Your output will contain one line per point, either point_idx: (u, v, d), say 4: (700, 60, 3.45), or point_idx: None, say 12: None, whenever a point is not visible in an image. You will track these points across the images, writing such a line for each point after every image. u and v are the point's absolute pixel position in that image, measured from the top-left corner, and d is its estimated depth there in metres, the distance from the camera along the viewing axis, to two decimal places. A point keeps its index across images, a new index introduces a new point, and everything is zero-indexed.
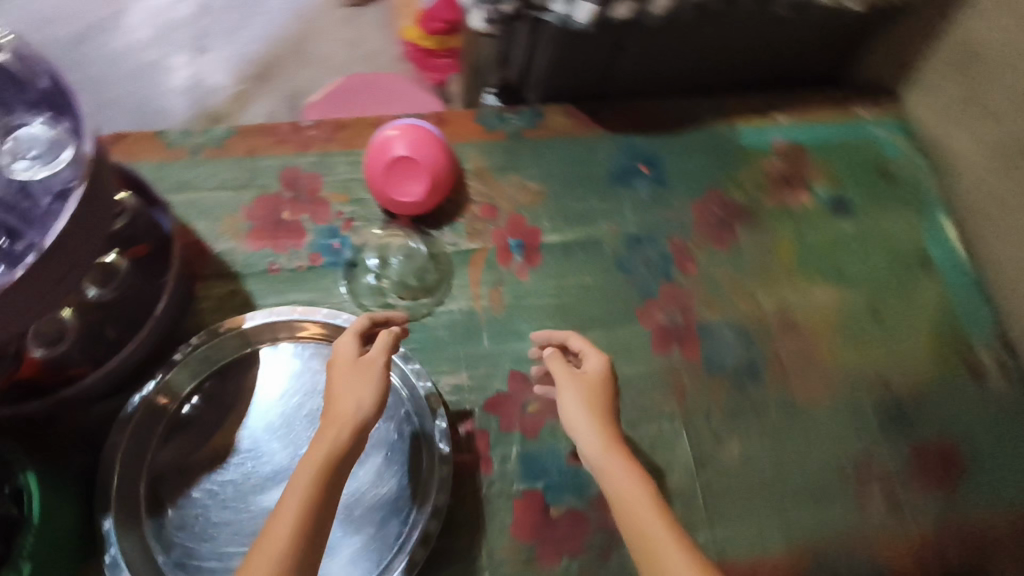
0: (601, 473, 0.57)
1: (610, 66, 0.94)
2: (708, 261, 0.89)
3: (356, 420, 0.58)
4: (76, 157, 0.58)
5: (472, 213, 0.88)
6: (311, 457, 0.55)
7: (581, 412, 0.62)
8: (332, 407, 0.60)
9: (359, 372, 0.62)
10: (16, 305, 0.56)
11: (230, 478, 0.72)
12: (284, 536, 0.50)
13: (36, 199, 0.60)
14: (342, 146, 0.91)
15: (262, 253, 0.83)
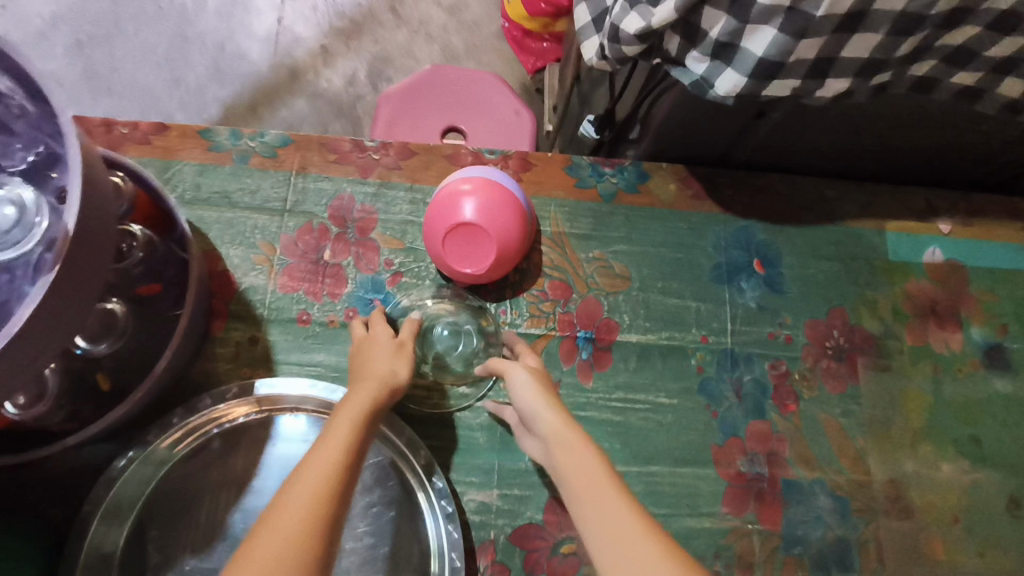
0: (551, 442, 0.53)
1: (744, 133, 0.76)
2: (813, 400, 0.73)
3: (386, 380, 0.57)
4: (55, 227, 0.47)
5: (541, 288, 0.74)
6: (345, 407, 0.53)
7: (527, 384, 0.59)
8: (362, 372, 0.58)
9: (387, 341, 0.62)
10: None
11: (211, 566, 0.62)
12: (333, 456, 0.48)
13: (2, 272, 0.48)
14: (407, 178, 0.77)
15: (293, 296, 0.71)
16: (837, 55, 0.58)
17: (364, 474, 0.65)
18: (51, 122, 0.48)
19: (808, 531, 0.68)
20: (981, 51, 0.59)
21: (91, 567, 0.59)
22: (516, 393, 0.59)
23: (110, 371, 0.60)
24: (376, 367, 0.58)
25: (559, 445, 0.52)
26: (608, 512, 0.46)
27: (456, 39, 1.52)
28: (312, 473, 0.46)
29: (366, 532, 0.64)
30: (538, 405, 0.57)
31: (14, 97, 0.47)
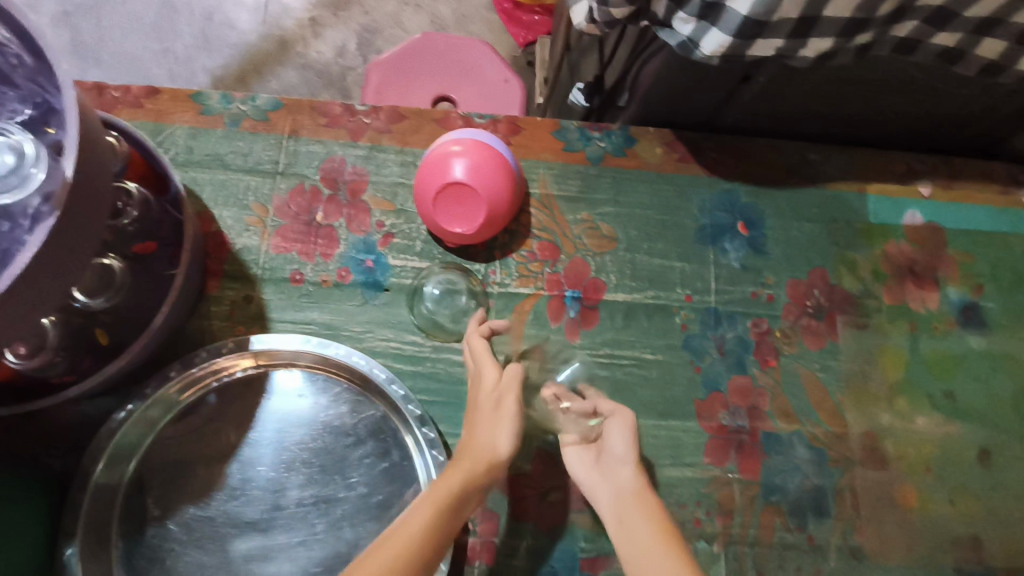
0: (627, 496, 0.56)
1: (730, 97, 0.78)
2: (792, 356, 0.76)
3: (489, 458, 0.55)
4: (53, 174, 0.48)
5: (529, 249, 0.76)
6: (445, 481, 0.52)
7: (620, 434, 0.61)
8: (465, 443, 0.56)
9: (495, 403, 0.59)
10: None
11: (210, 514, 0.64)
12: (420, 524, 0.46)
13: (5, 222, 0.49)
14: (397, 141, 0.78)
15: (286, 257, 0.73)
16: (820, 14, 0.59)
17: (359, 427, 0.68)
18: (43, 70, 0.48)
19: (786, 480, 0.71)
20: (961, 11, 0.61)
21: (93, 512, 0.61)
22: (614, 438, 0.61)
23: (108, 325, 0.62)
24: (482, 440, 0.56)
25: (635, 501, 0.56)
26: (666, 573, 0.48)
27: (445, 10, 1.51)
28: (396, 545, 0.44)
29: (360, 480, 0.66)
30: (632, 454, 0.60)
31: (11, 48, 0.48)
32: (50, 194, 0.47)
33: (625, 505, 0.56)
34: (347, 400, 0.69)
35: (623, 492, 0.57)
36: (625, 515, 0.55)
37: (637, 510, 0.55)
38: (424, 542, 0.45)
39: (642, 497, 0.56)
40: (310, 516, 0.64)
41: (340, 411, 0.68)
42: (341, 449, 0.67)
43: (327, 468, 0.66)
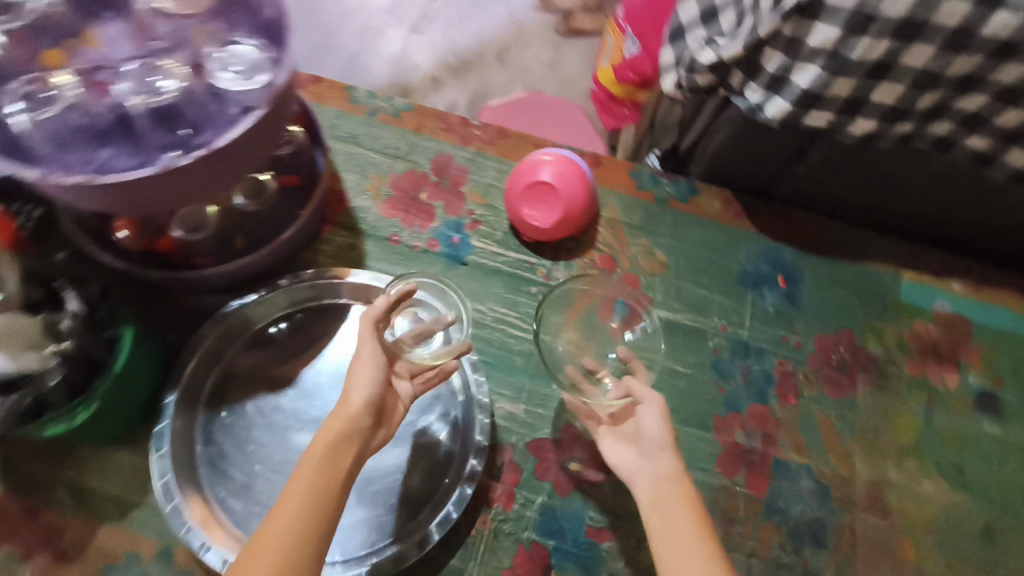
0: (662, 478, 0.63)
1: (785, 170, 0.90)
2: (813, 398, 0.82)
3: (347, 422, 0.60)
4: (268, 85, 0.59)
5: (591, 259, 0.88)
6: (312, 455, 0.59)
7: (658, 424, 0.65)
8: (344, 405, 0.62)
9: (360, 368, 0.63)
10: (174, 188, 0.57)
11: (282, 405, 0.74)
12: (295, 507, 0.56)
13: (222, 108, 0.60)
14: (498, 153, 0.94)
15: (390, 221, 0.87)
16: (868, 97, 0.72)
17: None
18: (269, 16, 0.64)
19: (788, 506, 0.76)
20: (992, 119, 0.73)
21: (192, 378, 0.73)
22: (648, 424, 0.65)
23: (244, 231, 0.76)
24: (352, 405, 0.62)
25: (669, 483, 0.63)
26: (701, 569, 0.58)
27: (549, 89, 1.74)
28: (281, 528, 0.55)
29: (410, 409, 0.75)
30: (667, 437, 0.65)
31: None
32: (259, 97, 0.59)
33: (667, 489, 0.63)
34: None
35: (662, 466, 0.64)
36: (662, 496, 0.62)
37: (676, 493, 0.62)
38: (300, 533, 0.55)
39: (683, 490, 0.63)
40: None
41: None
42: None
43: None
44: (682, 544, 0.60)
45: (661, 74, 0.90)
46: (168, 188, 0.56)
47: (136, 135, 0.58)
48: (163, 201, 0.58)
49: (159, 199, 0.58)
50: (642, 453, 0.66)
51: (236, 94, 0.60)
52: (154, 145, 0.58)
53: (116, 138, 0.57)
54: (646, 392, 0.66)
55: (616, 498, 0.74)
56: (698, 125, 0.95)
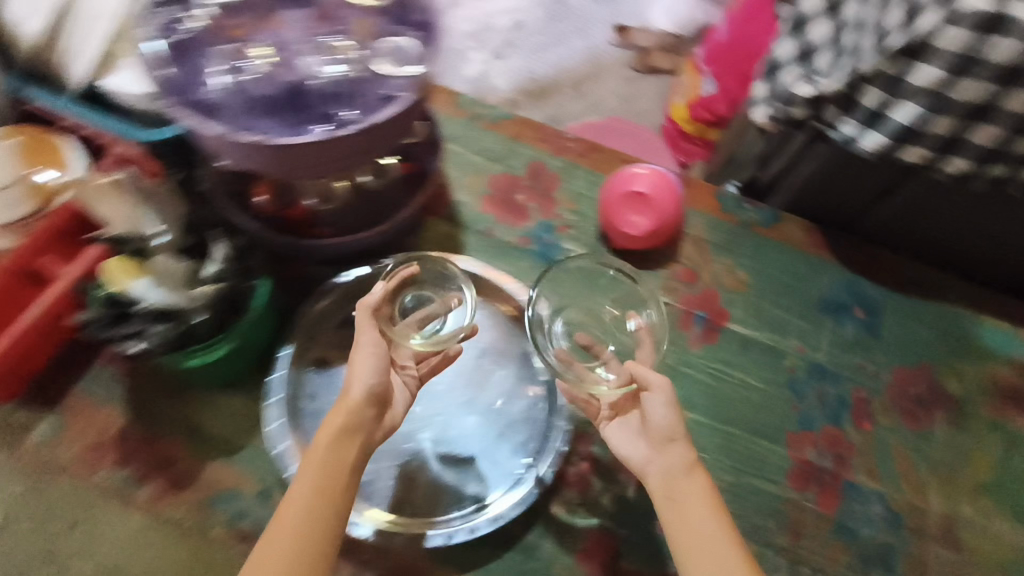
0: (670, 476, 0.64)
1: (868, 206, 0.93)
2: (887, 427, 0.84)
3: (346, 417, 0.63)
4: (419, 78, 0.63)
5: (674, 271, 0.91)
6: (314, 451, 0.62)
7: (667, 412, 0.65)
8: (343, 398, 0.65)
9: (360, 359, 0.66)
10: (323, 158, 0.61)
11: None
12: (302, 502, 0.59)
13: (373, 92, 0.64)
14: (589, 164, 0.98)
15: (486, 217, 0.93)
16: (967, 137, 0.76)
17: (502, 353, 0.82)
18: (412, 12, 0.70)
19: (856, 526, 0.78)
20: None
21: (302, 338, 0.78)
22: (653, 414, 0.65)
23: (357, 210, 0.81)
24: (351, 398, 0.64)
25: (678, 476, 0.64)
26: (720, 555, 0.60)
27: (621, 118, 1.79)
28: (293, 522, 0.58)
29: (495, 389, 0.80)
30: (677, 427, 0.65)
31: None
32: (411, 84, 0.63)
33: (678, 484, 0.64)
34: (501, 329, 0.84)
35: (673, 456, 0.65)
36: (677, 486, 0.64)
37: (689, 483, 0.64)
38: (310, 526, 0.58)
39: (694, 483, 0.64)
40: (450, 398, 0.79)
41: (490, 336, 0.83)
42: (488, 366, 0.81)
43: (472, 372, 0.81)
44: (699, 531, 0.62)
45: (752, 105, 0.92)
46: (319, 156, 0.61)
47: (296, 111, 0.64)
48: (310, 169, 0.63)
49: (309, 168, 0.62)
50: (654, 445, 0.66)
51: (388, 82, 0.64)
52: (309, 121, 0.64)
53: (287, 108, 0.64)
54: (652, 379, 0.65)
55: None
56: (778, 160, 0.99)
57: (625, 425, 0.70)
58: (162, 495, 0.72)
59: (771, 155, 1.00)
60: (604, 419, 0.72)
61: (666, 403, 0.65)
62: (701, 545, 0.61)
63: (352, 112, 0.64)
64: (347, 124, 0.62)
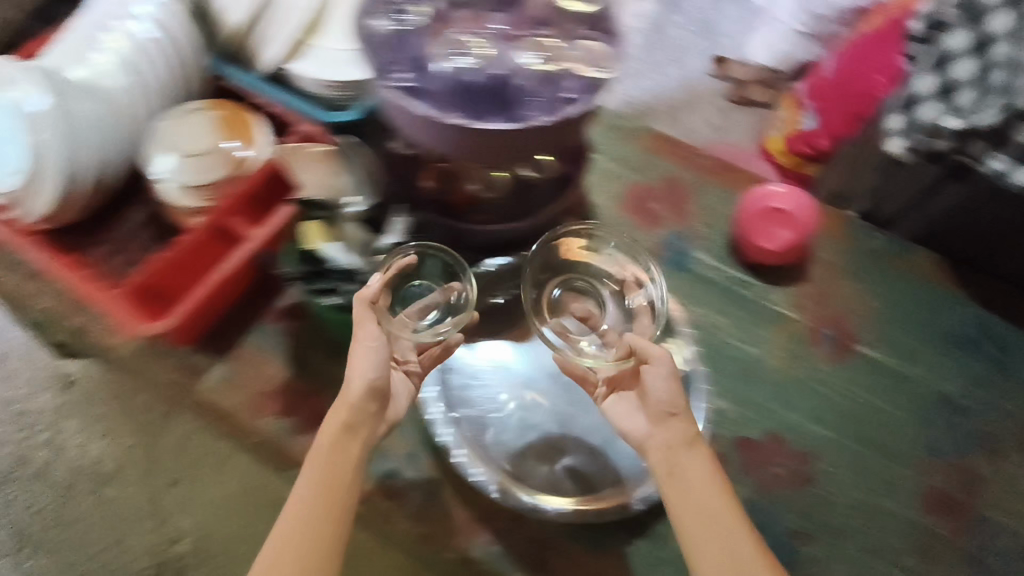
0: (674, 472, 0.66)
1: (1005, 241, 0.88)
2: (1019, 464, 0.86)
3: (347, 416, 0.66)
4: (598, 83, 0.66)
5: (804, 289, 0.93)
6: (317, 453, 0.65)
7: (667, 376, 0.68)
8: (346, 391, 0.67)
9: (363, 353, 0.68)
10: (505, 147, 0.64)
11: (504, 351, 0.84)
12: (305, 504, 0.63)
13: (550, 86, 0.67)
14: (722, 179, 1.01)
15: (625, 222, 0.97)
16: None
17: None
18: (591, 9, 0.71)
19: (986, 555, 0.82)
20: None
21: None
22: (652, 386, 0.68)
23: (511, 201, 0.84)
24: (353, 392, 0.67)
25: (682, 466, 0.66)
26: (733, 543, 0.63)
27: None
28: (302, 523, 0.62)
29: None
30: (677, 400, 0.68)
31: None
32: (591, 87, 0.66)
33: (684, 479, 0.66)
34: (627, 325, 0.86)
35: (676, 451, 0.67)
36: (683, 477, 0.66)
37: (697, 471, 0.66)
38: (318, 524, 0.62)
39: (705, 471, 0.66)
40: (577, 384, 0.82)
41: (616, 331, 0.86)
42: None
43: None
44: (708, 522, 0.64)
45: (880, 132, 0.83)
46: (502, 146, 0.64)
47: (473, 97, 0.67)
48: (486, 155, 0.66)
49: (490, 155, 0.65)
50: (658, 424, 0.69)
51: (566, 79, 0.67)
52: (485, 108, 0.66)
53: (483, 104, 0.67)
54: (652, 351, 0.68)
55: (821, 508, 0.81)
56: (896, 194, 0.92)
57: (625, 406, 0.72)
58: None
59: (884, 188, 0.93)
60: (601, 390, 0.75)
61: (665, 377, 0.68)
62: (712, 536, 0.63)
63: (529, 105, 0.66)
64: (526, 117, 0.65)
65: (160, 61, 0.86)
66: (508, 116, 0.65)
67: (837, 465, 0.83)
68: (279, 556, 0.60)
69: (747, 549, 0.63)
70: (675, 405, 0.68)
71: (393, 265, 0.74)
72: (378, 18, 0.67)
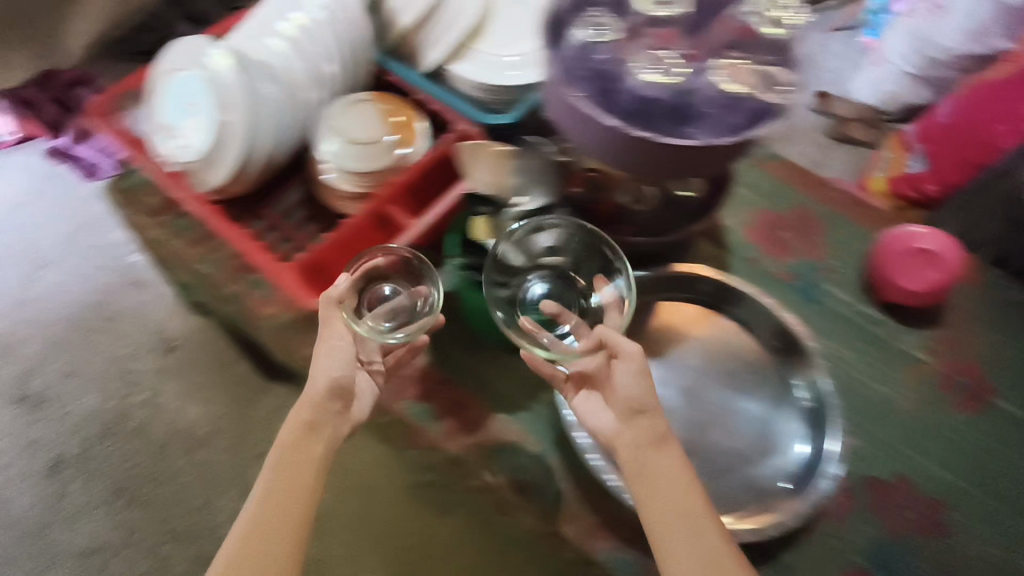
0: (643, 472, 0.64)
1: None
2: None
3: (309, 412, 0.68)
4: (774, 112, 0.66)
5: (938, 333, 0.91)
6: (281, 448, 0.66)
7: (642, 374, 0.66)
8: (311, 382, 0.69)
9: (330, 347, 0.70)
10: (672, 160, 0.64)
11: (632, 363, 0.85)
12: (269, 502, 0.62)
13: (725, 105, 0.66)
14: (856, 214, 0.97)
15: (754, 247, 0.95)
16: None
17: (760, 375, 0.85)
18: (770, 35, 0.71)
19: None
20: None
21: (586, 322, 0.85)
22: (621, 380, 0.67)
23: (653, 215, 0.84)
24: (317, 384, 0.69)
25: (650, 459, 0.64)
26: (710, 551, 0.60)
27: None
28: (267, 521, 0.61)
29: (753, 405, 0.84)
30: (648, 398, 0.66)
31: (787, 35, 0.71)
32: (766, 114, 0.66)
33: (657, 478, 0.63)
34: (759, 351, 0.87)
35: (639, 445, 0.65)
36: (654, 472, 0.63)
37: (667, 467, 0.63)
38: (283, 518, 0.62)
39: (679, 468, 0.63)
40: (708, 406, 0.84)
41: (746, 357, 0.86)
42: (749, 385, 0.85)
43: (728, 385, 0.85)
44: (682, 527, 0.61)
45: None
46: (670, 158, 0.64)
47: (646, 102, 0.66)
48: (651, 165, 0.66)
49: (654, 165, 0.66)
50: (627, 421, 0.67)
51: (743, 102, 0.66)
52: (657, 115, 0.66)
53: (643, 108, 0.66)
54: (623, 347, 0.67)
55: (946, 558, 0.79)
56: None
57: (591, 403, 0.72)
58: (455, 433, 0.81)
59: None
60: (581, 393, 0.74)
61: (638, 369, 0.66)
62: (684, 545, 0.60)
63: (700, 121, 0.66)
64: (696, 132, 0.65)
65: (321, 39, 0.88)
66: (677, 128, 0.65)
67: (965, 516, 0.81)
68: (240, 553, 0.60)
69: (727, 557, 0.60)
70: (646, 403, 0.66)
71: (361, 263, 0.77)
72: (580, 29, 0.70)
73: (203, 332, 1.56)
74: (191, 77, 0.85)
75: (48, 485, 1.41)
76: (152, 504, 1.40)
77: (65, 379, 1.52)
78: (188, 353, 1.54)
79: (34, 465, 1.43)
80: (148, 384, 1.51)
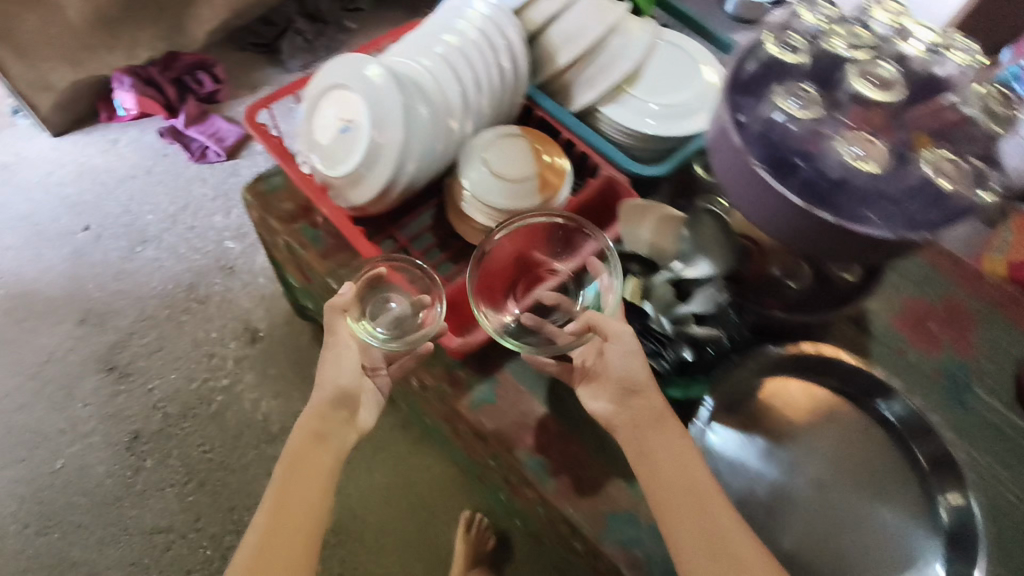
0: (640, 460, 0.66)
1: None
2: None
3: (319, 413, 0.73)
4: (971, 208, 0.60)
5: None
6: (293, 450, 0.71)
7: (632, 353, 0.70)
8: (320, 387, 0.76)
9: (335, 357, 0.76)
10: (842, 242, 0.60)
11: (757, 445, 0.79)
12: (283, 493, 0.67)
13: (914, 193, 0.61)
14: (1012, 311, 0.90)
15: (898, 335, 0.89)
16: None
17: (896, 484, 0.77)
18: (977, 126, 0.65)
19: None
20: None
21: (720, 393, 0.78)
22: (613, 362, 0.70)
23: (802, 289, 0.79)
24: (326, 384, 0.75)
25: (644, 432, 0.67)
26: (719, 534, 0.60)
27: None
28: (286, 511, 0.66)
29: (886, 514, 0.76)
30: (635, 376, 0.69)
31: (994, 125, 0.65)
32: (962, 209, 0.60)
33: (658, 461, 0.65)
34: (898, 455, 0.79)
35: (626, 424, 0.68)
36: (652, 453, 0.65)
37: (661, 434, 0.66)
38: (303, 507, 0.67)
39: (680, 440, 0.66)
40: (834, 505, 0.76)
41: (884, 459, 0.79)
42: (885, 491, 0.77)
43: (858, 486, 0.77)
44: (689, 515, 0.61)
45: None
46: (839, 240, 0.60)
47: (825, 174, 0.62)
48: (815, 242, 0.62)
49: (819, 241, 0.61)
50: (617, 397, 0.70)
51: (936, 189, 0.60)
52: (835, 189, 0.61)
53: (828, 189, 0.61)
54: (614, 329, 0.71)
55: None
56: None
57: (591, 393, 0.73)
58: (568, 493, 0.76)
59: None
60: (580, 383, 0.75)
61: (629, 351, 0.70)
62: (688, 534, 0.60)
63: (883, 203, 0.60)
64: (872, 216, 0.60)
65: (471, 62, 0.88)
66: (853, 207, 0.60)
67: None
68: (269, 542, 0.64)
69: (740, 537, 0.60)
70: (637, 381, 0.69)
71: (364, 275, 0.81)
72: (781, 97, 0.65)
73: (288, 327, 1.58)
74: (347, 91, 0.85)
75: (125, 457, 1.44)
76: (221, 490, 1.41)
77: (152, 354, 1.55)
78: (271, 345, 1.57)
79: (115, 434, 1.46)
80: (229, 369, 1.54)
